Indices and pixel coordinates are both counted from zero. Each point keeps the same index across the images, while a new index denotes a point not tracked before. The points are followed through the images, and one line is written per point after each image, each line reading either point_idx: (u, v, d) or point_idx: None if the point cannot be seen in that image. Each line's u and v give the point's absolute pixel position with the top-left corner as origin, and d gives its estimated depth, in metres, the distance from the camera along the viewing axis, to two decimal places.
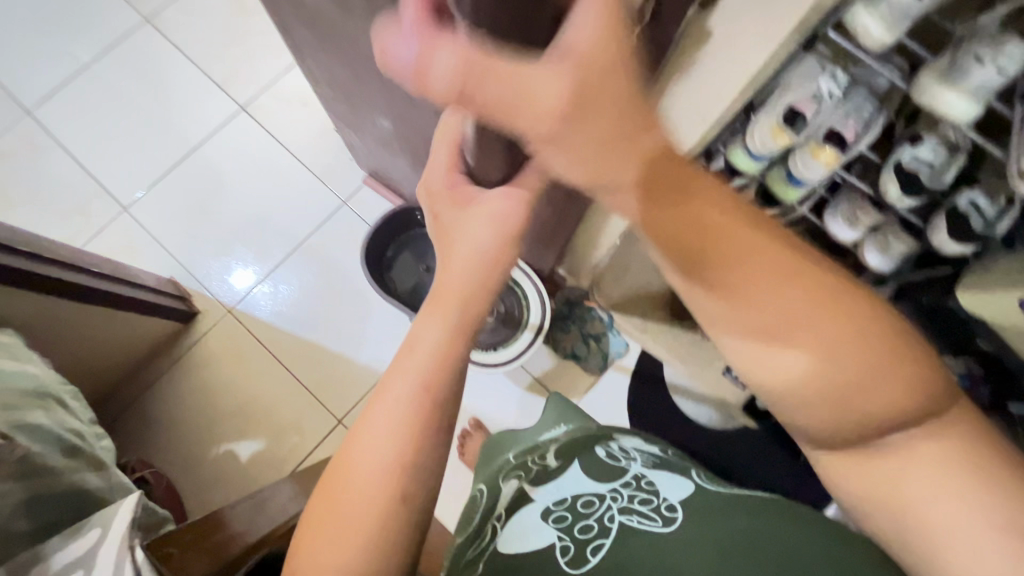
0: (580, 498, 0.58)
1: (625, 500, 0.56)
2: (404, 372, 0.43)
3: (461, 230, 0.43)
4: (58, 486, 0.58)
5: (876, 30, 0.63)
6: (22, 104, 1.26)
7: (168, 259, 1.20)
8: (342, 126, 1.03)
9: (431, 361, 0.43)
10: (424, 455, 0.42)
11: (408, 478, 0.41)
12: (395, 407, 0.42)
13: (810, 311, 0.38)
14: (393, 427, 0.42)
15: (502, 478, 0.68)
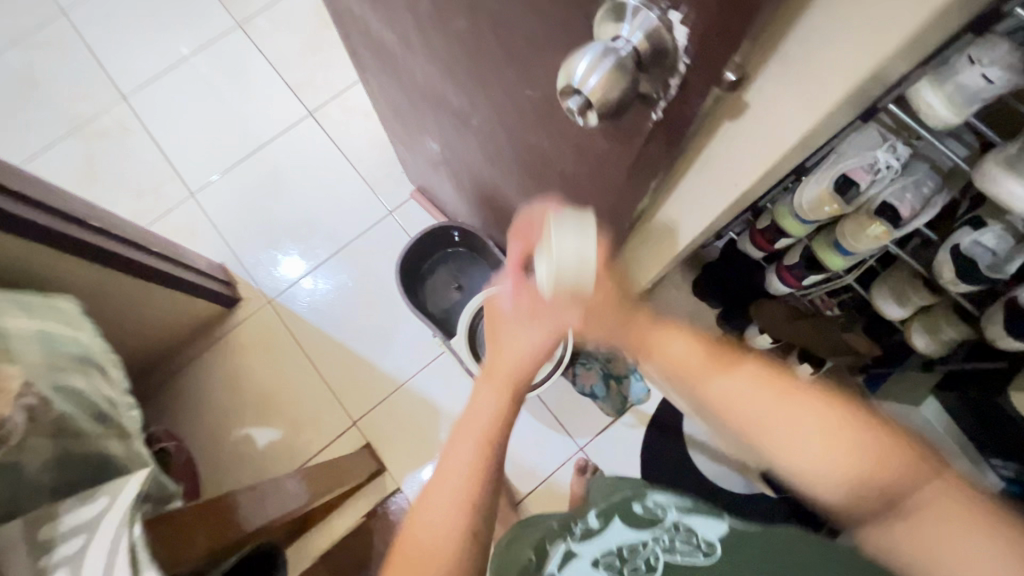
0: (624, 545, 0.62)
1: (666, 542, 0.61)
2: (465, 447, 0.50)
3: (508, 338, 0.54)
4: (84, 449, 0.61)
5: (940, 109, 0.60)
6: (120, 89, 1.39)
7: (222, 245, 1.28)
8: (396, 142, 1.08)
9: (490, 425, 0.51)
10: (478, 515, 0.48)
11: (467, 550, 0.46)
12: (451, 482, 0.48)
13: (809, 427, 0.52)
14: (460, 478, 0.49)
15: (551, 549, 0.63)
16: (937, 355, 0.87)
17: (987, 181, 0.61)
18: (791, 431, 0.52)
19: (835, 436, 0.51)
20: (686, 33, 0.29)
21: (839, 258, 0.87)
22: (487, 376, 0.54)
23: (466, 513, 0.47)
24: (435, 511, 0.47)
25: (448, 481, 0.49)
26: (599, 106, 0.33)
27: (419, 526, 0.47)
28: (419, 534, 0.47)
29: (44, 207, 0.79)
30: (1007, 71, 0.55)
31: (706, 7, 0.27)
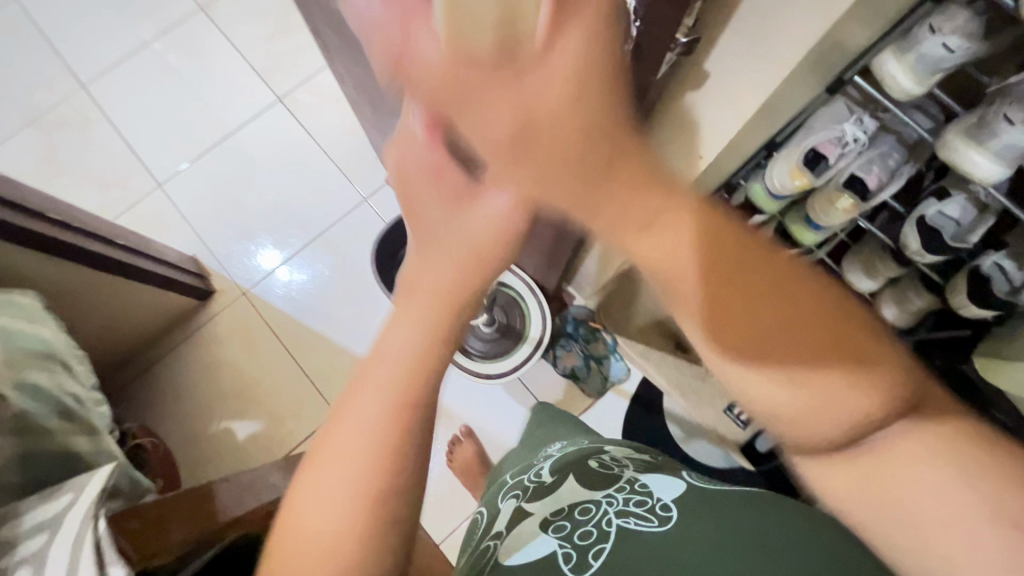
0: (578, 505, 0.55)
1: (621, 503, 0.53)
2: (368, 400, 0.35)
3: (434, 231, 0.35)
4: (50, 445, 0.60)
5: (903, 80, 0.61)
6: (79, 78, 1.33)
7: (193, 238, 1.25)
8: (367, 127, 1.06)
9: (406, 372, 0.36)
10: (394, 479, 0.35)
11: (378, 520, 0.34)
12: (359, 429, 0.35)
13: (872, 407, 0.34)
14: (366, 442, 0.35)
15: (501, 497, 0.65)
16: (905, 326, 0.88)
17: (949, 150, 0.61)
18: (799, 357, 0.33)
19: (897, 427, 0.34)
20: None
21: (811, 233, 0.88)
22: (405, 297, 0.36)
23: (370, 489, 0.34)
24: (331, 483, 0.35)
25: (346, 438, 0.35)
26: None
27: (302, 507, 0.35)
28: (299, 508, 0.35)
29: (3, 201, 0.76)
30: (966, 40, 0.56)
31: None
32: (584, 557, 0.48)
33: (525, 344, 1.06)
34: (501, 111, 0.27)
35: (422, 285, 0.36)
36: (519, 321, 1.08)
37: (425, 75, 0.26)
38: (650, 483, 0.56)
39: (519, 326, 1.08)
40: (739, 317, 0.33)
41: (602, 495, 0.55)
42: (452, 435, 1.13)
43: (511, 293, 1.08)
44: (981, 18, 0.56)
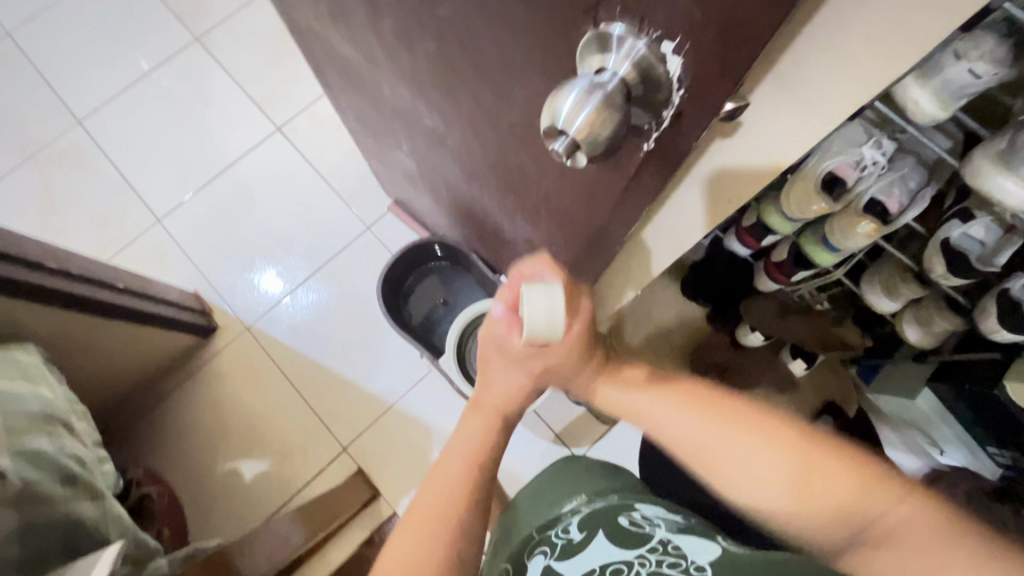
0: (610, 564, 0.54)
1: (654, 565, 0.53)
2: (452, 465, 0.47)
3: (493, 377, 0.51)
4: (55, 515, 0.57)
5: (928, 106, 0.59)
6: (74, 113, 1.32)
7: (195, 272, 1.22)
8: (370, 157, 1.04)
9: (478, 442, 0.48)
10: (463, 540, 0.43)
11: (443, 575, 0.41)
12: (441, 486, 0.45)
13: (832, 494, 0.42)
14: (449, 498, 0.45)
15: (526, 558, 0.53)
16: (931, 346, 0.87)
17: (978, 176, 0.60)
18: (741, 451, 0.46)
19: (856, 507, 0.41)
20: (679, 62, 0.26)
21: (827, 255, 0.86)
22: (473, 407, 0.51)
23: (451, 540, 0.43)
24: (417, 541, 0.42)
25: (430, 500, 0.45)
26: (588, 143, 0.28)
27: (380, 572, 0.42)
28: (390, 561, 0.42)
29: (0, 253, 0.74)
30: (994, 65, 0.54)
31: (702, 33, 0.24)
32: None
33: None
34: (539, 363, 0.49)
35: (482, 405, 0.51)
36: None
37: (512, 348, 0.48)
38: (683, 546, 0.53)
39: None
40: (692, 427, 0.48)
41: (635, 555, 0.54)
42: None
43: None
44: (1009, 42, 0.54)
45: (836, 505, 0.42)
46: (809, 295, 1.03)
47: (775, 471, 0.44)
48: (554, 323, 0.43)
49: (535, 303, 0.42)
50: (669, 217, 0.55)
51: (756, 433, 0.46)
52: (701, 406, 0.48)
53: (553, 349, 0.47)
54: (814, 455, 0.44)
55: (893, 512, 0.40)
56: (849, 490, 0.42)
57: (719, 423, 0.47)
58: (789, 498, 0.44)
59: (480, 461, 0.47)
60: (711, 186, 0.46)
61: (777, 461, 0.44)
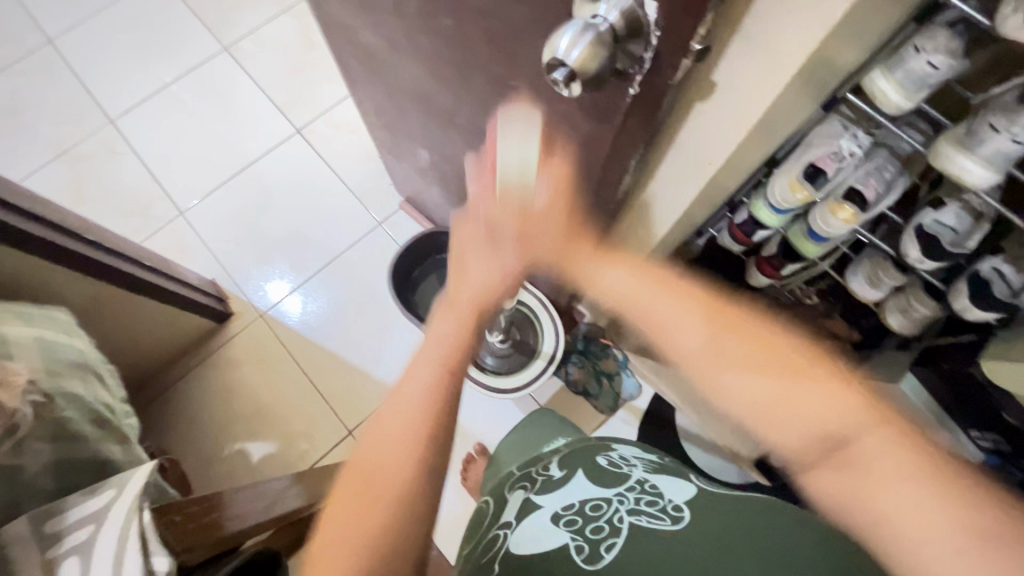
0: (589, 501, 0.46)
1: (633, 500, 0.45)
2: (421, 371, 0.50)
3: (466, 266, 0.51)
4: (85, 453, 0.61)
5: (895, 96, 0.65)
6: (107, 113, 1.40)
7: (212, 263, 1.28)
8: (384, 152, 1.11)
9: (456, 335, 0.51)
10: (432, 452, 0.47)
11: (416, 484, 0.46)
12: (412, 396, 0.48)
13: (812, 398, 0.42)
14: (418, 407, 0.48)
15: (508, 490, 0.56)
16: (912, 332, 0.90)
17: (942, 159, 0.65)
18: (727, 361, 0.45)
19: (831, 410, 0.42)
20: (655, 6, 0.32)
21: (812, 246, 0.91)
22: (448, 304, 0.51)
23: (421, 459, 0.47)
24: (390, 457, 0.46)
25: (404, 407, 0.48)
26: (582, 75, 0.35)
27: (360, 473, 0.47)
28: (365, 472, 0.47)
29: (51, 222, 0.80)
30: (949, 57, 0.61)
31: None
32: (595, 548, 0.40)
33: (538, 359, 1.08)
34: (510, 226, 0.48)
35: (456, 303, 0.51)
36: (533, 338, 1.10)
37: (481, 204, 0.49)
38: (660, 484, 0.48)
39: (533, 343, 1.11)
40: (691, 341, 0.47)
41: (612, 493, 0.47)
42: (466, 454, 1.13)
43: (523, 310, 1.11)
44: (961, 36, 0.61)
45: (820, 426, 0.42)
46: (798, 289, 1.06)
47: (764, 374, 0.44)
48: (524, 165, 0.47)
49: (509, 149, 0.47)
50: (657, 188, 0.61)
51: (756, 349, 0.45)
52: (707, 318, 0.47)
53: (528, 211, 0.48)
54: (807, 377, 0.43)
55: (872, 440, 0.40)
56: (827, 402, 0.42)
57: (722, 338, 0.46)
58: (774, 417, 0.44)
59: (450, 369, 0.49)
60: (692, 150, 0.52)
61: (765, 380, 0.44)
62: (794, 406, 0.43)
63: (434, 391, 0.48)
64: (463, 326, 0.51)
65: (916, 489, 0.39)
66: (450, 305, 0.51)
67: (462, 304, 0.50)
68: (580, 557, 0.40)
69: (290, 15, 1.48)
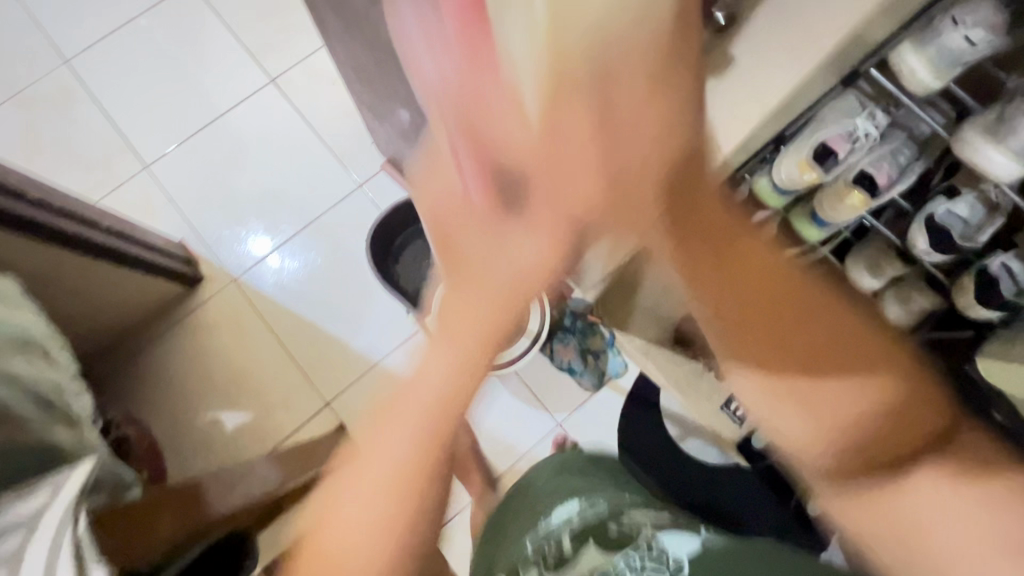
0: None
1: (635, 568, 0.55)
2: (417, 400, 0.45)
3: (481, 267, 0.44)
4: (27, 437, 0.57)
5: (923, 74, 0.59)
6: (61, 52, 1.28)
7: (182, 222, 1.21)
8: (364, 110, 1.02)
9: (455, 368, 0.44)
10: (432, 489, 0.44)
11: (409, 532, 0.43)
12: (421, 398, 0.44)
13: (857, 393, 0.42)
14: (425, 420, 0.44)
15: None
16: (909, 325, 0.86)
17: (965, 149, 0.60)
18: (817, 325, 0.42)
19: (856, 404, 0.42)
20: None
21: (815, 230, 0.86)
22: (439, 335, 0.45)
23: (431, 441, 0.44)
24: (400, 440, 0.44)
25: (401, 415, 0.45)
26: None
27: (367, 474, 0.44)
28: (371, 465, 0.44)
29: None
30: (989, 33, 0.55)
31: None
32: None
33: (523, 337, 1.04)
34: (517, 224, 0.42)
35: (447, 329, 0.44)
36: None
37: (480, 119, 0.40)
38: (668, 540, 0.58)
39: None
40: (813, 324, 0.42)
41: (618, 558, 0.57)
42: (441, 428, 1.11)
43: None
44: (1006, 12, 0.55)
45: (856, 424, 0.42)
46: None
47: (820, 344, 0.42)
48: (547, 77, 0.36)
49: (528, 29, 0.35)
50: None
51: (827, 354, 0.42)
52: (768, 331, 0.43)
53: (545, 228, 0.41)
54: (852, 375, 0.42)
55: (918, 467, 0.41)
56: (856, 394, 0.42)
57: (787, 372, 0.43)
58: (835, 437, 0.43)
59: (466, 372, 0.44)
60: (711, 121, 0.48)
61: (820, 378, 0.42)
62: (835, 389, 0.42)
63: (448, 392, 0.44)
64: (476, 360, 0.44)
65: (938, 489, 0.41)
66: (451, 332, 0.44)
67: (481, 300, 0.43)
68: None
69: None
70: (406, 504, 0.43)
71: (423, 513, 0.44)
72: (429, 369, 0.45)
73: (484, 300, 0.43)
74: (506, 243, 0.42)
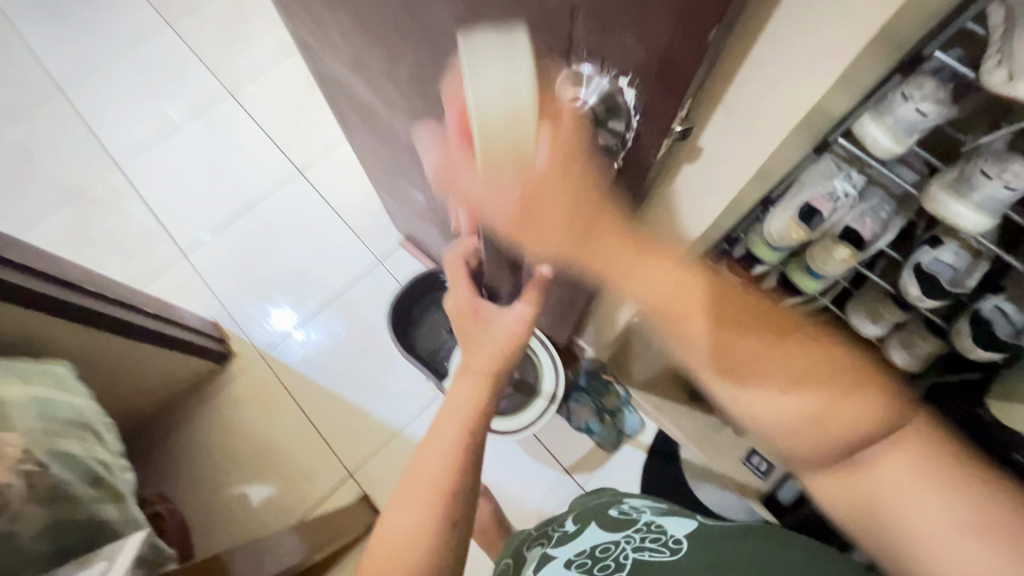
0: (597, 544, 0.56)
1: (638, 540, 0.55)
2: (444, 433, 0.54)
3: (475, 343, 0.59)
4: (77, 515, 0.61)
5: (885, 142, 0.65)
6: (115, 157, 1.44)
7: (216, 304, 1.29)
8: (383, 195, 1.12)
9: (467, 410, 0.55)
10: (454, 524, 0.50)
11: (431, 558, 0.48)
12: (443, 448, 0.53)
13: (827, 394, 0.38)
14: (443, 467, 0.51)
15: (527, 549, 0.65)
16: (918, 369, 0.89)
17: (934, 203, 0.65)
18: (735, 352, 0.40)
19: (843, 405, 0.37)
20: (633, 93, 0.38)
21: (812, 282, 0.90)
22: (463, 374, 0.58)
23: (449, 494, 0.50)
24: (411, 508, 0.49)
25: (420, 480, 0.51)
26: (564, 157, 0.41)
27: (386, 536, 0.48)
28: (394, 530, 0.49)
29: (56, 279, 0.83)
30: (937, 104, 0.61)
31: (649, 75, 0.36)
32: None
33: (539, 398, 1.06)
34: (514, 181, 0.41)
35: (471, 370, 0.58)
36: (532, 376, 1.08)
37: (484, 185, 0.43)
38: (666, 523, 0.58)
39: (532, 381, 1.08)
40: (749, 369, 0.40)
41: (620, 536, 0.56)
42: None
43: None
44: (948, 85, 0.61)
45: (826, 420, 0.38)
46: None
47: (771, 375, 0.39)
48: (513, 98, 0.35)
49: (489, 76, 0.35)
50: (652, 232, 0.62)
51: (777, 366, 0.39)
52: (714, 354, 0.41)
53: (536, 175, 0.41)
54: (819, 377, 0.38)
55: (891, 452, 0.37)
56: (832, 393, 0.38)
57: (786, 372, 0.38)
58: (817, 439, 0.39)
59: (470, 429, 0.54)
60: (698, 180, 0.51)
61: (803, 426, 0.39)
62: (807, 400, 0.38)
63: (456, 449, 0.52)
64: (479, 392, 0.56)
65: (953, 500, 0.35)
66: (466, 372, 0.58)
67: (476, 371, 0.57)
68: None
69: (294, 57, 1.51)
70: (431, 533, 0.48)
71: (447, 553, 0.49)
72: (443, 422, 0.55)
73: (484, 359, 0.58)
74: (487, 334, 0.60)
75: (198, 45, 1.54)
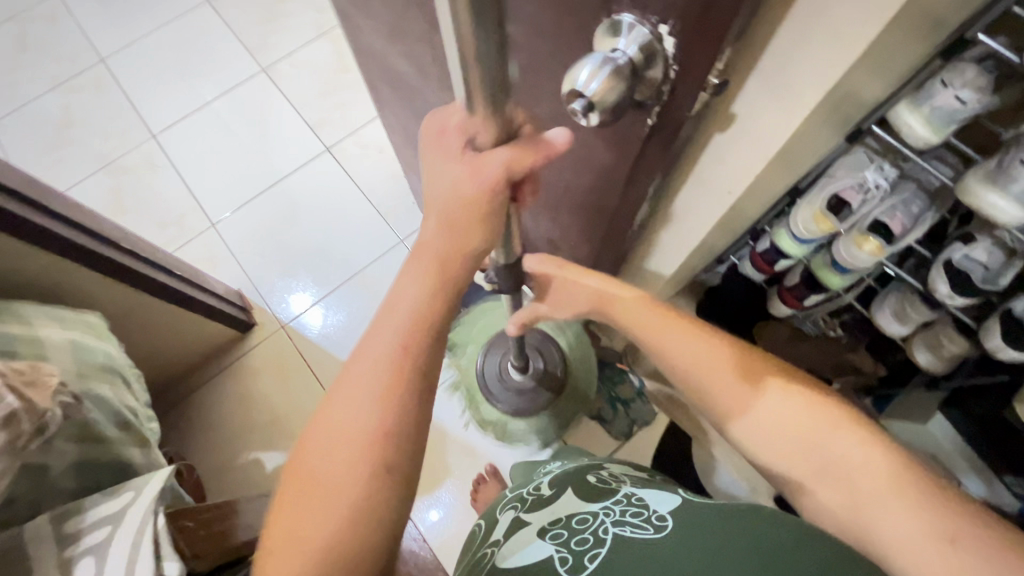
0: (575, 515, 0.51)
1: (617, 513, 0.49)
2: (373, 358, 0.48)
3: (442, 179, 0.44)
4: (106, 455, 0.64)
5: (920, 130, 0.64)
6: (150, 128, 1.48)
7: (240, 274, 1.32)
8: (410, 174, 1.14)
9: (409, 320, 0.48)
10: (392, 461, 0.46)
11: (369, 498, 0.45)
12: (372, 378, 0.47)
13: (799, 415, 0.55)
14: (371, 400, 0.46)
15: (500, 511, 0.63)
16: (943, 372, 0.88)
17: (968, 195, 0.65)
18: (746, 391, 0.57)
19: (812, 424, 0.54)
20: (673, 43, 0.35)
21: (837, 278, 0.89)
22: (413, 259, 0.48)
23: (380, 434, 0.46)
24: (342, 451, 0.46)
25: (349, 418, 0.46)
26: (601, 106, 0.36)
27: (313, 480, 0.45)
28: (322, 468, 0.46)
29: (97, 235, 0.85)
30: (976, 93, 0.60)
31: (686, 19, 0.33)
32: (580, 560, 0.44)
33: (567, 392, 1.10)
34: None
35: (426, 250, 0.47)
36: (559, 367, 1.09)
37: None
38: (646, 497, 0.53)
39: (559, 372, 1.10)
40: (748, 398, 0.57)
41: (599, 507, 0.52)
42: (477, 474, 1.12)
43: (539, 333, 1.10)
44: (990, 75, 0.60)
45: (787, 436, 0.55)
46: (822, 322, 1.05)
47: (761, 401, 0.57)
48: None
49: None
50: (681, 206, 0.63)
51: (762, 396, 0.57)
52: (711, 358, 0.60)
53: None
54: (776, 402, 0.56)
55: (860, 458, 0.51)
56: (794, 413, 0.55)
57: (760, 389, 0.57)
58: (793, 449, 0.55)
59: (406, 346, 0.48)
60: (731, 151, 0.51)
61: (779, 409, 0.56)
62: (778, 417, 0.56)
63: (391, 375, 0.47)
64: (428, 298, 0.48)
65: (900, 516, 0.48)
66: (416, 252, 0.48)
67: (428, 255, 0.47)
68: (564, 567, 0.43)
69: (327, 39, 1.54)
70: (361, 478, 0.45)
71: (384, 498, 0.45)
72: (379, 339, 0.48)
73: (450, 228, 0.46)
74: (451, 182, 0.44)
75: (234, 23, 1.58)
